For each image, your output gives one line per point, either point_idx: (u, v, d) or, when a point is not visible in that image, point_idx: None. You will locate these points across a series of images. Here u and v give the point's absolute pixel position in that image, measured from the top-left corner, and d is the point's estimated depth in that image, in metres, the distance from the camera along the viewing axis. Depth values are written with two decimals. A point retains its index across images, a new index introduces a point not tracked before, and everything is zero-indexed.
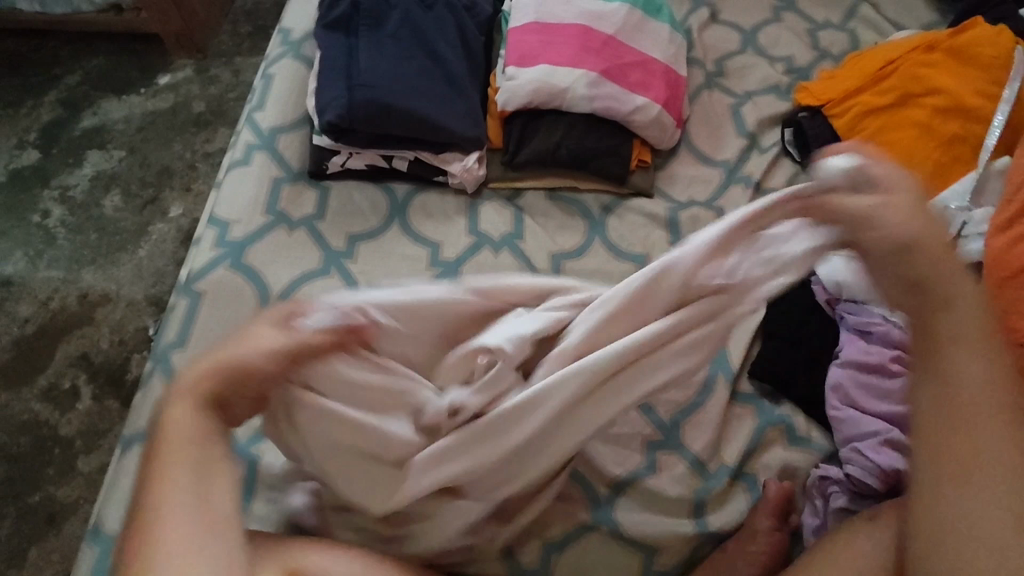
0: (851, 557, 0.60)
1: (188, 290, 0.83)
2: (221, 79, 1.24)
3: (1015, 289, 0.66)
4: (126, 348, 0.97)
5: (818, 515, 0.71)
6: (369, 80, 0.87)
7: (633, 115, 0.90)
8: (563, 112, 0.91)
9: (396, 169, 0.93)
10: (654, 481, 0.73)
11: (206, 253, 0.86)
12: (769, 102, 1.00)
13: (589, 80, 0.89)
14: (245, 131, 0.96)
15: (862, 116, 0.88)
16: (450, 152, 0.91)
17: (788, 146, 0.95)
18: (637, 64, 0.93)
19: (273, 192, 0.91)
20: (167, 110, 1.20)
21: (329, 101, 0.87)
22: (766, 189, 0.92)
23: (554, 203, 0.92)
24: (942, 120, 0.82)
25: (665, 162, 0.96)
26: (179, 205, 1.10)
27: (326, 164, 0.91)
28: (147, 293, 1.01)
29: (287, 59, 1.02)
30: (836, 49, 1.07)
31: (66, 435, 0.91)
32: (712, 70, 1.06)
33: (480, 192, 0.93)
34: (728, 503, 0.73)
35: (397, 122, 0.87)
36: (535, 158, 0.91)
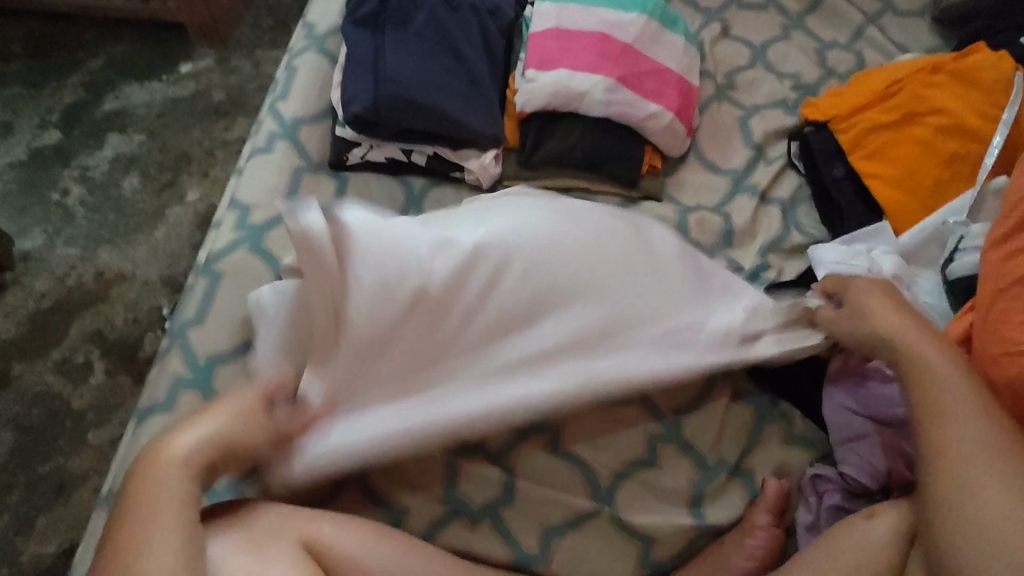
0: (849, 550, 0.64)
1: (207, 270, 0.85)
2: (241, 70, 1.27)
3: (1008, 300, 0.68)
4: (141, 326, 0.99)
5: (812, 512, 0.73)
6: (394, 75, 0.90)
7: (647, 121, 0.93)
8: (579, 115, 0.93)
9: (415, 164, 0.95)
10: (655, 473, 0.75)
11: (226, 236, 0.88)
12: (776, 116, 1.03)
13: (606, 85, 0.92)
14: (267, 119, 0.99)
15: (867, 132, 0.91)
16: (468, 149, 0.94)
17: (794, 159, 0.98)
18: (652, 73, 0.96)
19: (293, 181, 0.93)
20: (187, 97, 1.23)
21: (356, 93, 0.90)
22: (771, 198, 0.95)
23: None
24: (943, 139, 0.86)
25: (674, 169, 0.99)
26: (197, 190, 1.12)
27: (346, 155, 0.94)
28: (162, 273, 1.03)
29: (311, 53, 1.04)
30: (842, 69, 1.11)
31: (78, 408, 0.93)
32: (722, 82, 1.09)
33: (495, 189, 0.96)
34: (725, 497, 0.76)
35: (420, 117, 0.90)
36: (551, 158, 0.94)
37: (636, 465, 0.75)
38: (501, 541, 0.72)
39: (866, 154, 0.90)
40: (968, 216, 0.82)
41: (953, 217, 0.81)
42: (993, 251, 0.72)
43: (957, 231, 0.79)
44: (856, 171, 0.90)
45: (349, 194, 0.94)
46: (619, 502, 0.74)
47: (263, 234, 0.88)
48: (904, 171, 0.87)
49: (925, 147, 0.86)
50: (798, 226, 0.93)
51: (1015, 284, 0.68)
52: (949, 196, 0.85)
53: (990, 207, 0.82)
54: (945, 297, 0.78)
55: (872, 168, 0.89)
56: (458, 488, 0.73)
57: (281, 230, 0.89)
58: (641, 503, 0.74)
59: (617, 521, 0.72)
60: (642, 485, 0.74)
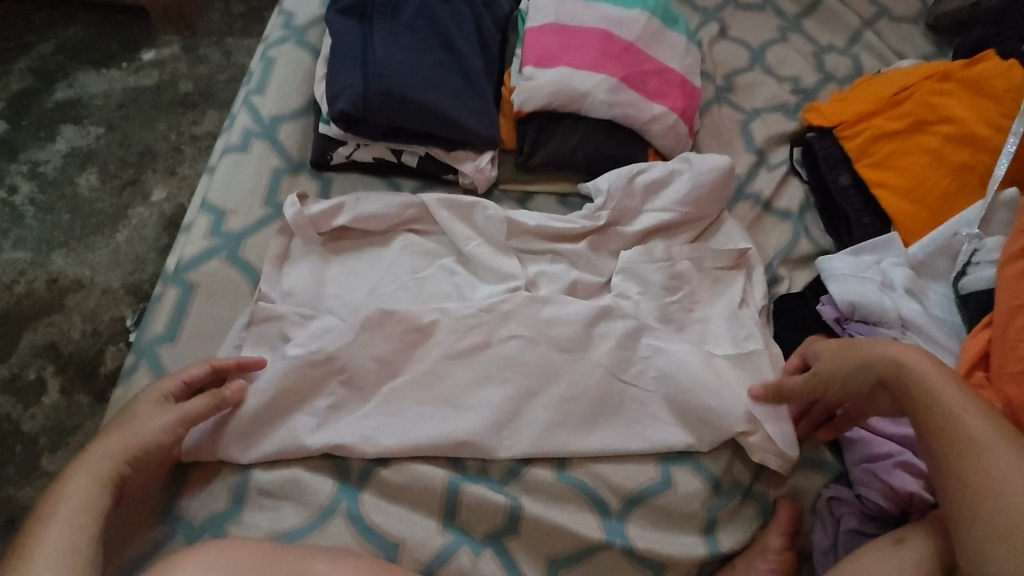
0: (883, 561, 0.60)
1: (177, 279, 0.78)
2: (210, 59, 1.18)
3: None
4: (101, 339, 0.90)
5: (829, 537, 0.70)
6: (385, 69, 0.83)
7: (650, 124, 0.88)
8: (581, 116, 0.88)
9: (406, 165, 0.89)
10: (668, 497, 0.69)
11: (198, 242, 0.80)
12: (777, 121, 1.02)
13: (610, 85, 0.87)
14: (243, 115, 0.92)
15: (874, 140, 0.89)
16: (463, 150, 0.88)
17: (797, 165, 0.96)
18: (656, 73, 0.92)
19: (273, 184, 0.86)
20: (150, 87, 1.14)
21: (343, 88, 0.83)
22: (774, 208, 0.93)
23: (564, 208, 0.90)
24: (952, 147, 0.84)
25: None
26: (162, 188, 1.03)
27: (330, 154, 0.88)
28: (125, 280, 0.94)
29: (290, 45, 0.98)
30: (841, 73, 1.09)
31: (29, 431, 0.84)
32: (722, 85, 1.07)
33: (490, 192, 0.90)
34: (738, 521, 0.72)
35: (413, 115, 0.83)
36: (551, 161, 0.88)
37: (648, 488, 0.70)
38: (503, 571, 0.66)
39: (873, 163, 0.88)
40: (980, 227, 0.80)
41: (965, 228, 0.79)
42: (1010, 264, 0.72)
43: (970, 244, 0.78)
44: (863, 180, 0.89)
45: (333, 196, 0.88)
46: (630, 532, 0.68)
47: (241, 241, 0.81)
48: (911, 180, 0.85)
49: (935, 155, 0.85)
50: (806, 233, 0.91)
51: None
52: (961, 207, 0.83)
53: (1001, 218, 0.80)
54: (955, 309, 0.78)
55: (879, 176, 0.87)
56: (457, 517, 0.67)
57: (263, 237, 0.81)
58: (652, 530, 0.69)
59: (628, 551, 0.67)
60: (655, 511, 0.69)
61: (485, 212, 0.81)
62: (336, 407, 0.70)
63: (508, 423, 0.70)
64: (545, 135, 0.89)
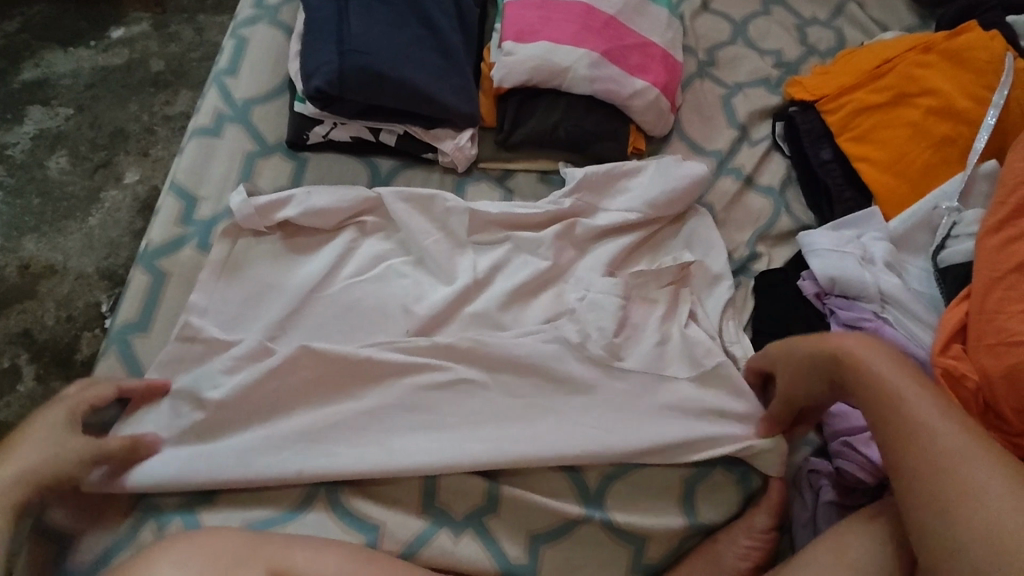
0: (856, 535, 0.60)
1: (147, 265, 0.78)
2: (182, 36, 1.15)
3: (1004, 287, 0.68)
4: (76, 325, 0.89)
5: (807, 509, 0.71)
6: (361, 46, 0.81)
7: (632, 99, 0.87)
8: (562, 91, 0.87)
9: (384, 144, 0.88)
10: (644, 471, 0.71)
11: (167, 227, 0.80)
12: (759, 95, 1.01)
13: (591, 60, 0.85)
14: (214, 96, 0.90)
15: (856, 113, 0.88)
16: (442, 128, 0.86)
17: (779, 140, 0.96)
18: (637, 47, 0.90)
19: (245, 167, 0.86)
20: (120, 66, 1.11)
21: (318, 66, 0.81)
22: (756, 184, 0.93)
23: (545, 186, 0.89)
24: (933, 120, 0.84)
25: (658, 149, 0.95)
26: (136, 170, 1.01)
27: (307, 134, 0.86)
28: (99, 265, 0.92)
29: (263, 23, 0.96)
30: (824, 46, 1.08)
31: (6, 420, 0.83)
32: (704, 59, 1.05)
33: (470, 171, 0.89)
34: (718, 494, 0.72)
35: (391, 92, 0.81)
36: (531, 138, 0.87)
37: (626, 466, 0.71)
38: (484, 550, 0.66)
39: (855, 136, 0.88)
40: (960, 200, 0.80)
41: (946, 201, 0.79)
42: (990, 236, 0.72)
43: (950, 217, 0.78)
44: (844, 154, 0.89)
45: (309, 176, 0.86)
46: (609, 507, 0.69)
47: (211, 227, 0.81)
48: (892, 154, 0.85)
49: (916, 128, 0.84)
50: (788, 209, 0.90)
51: (1011, 272, 0.69)
52: (942, 179, 0.83)
53: (980, 191, 0.80)
54: (934, 282, 0.78)
55: (861, 150, 0.87)
56: (438, 498, 0.68)
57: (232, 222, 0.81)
58: (632, 506, 0.70)
59: (608, 525, 0.68)
60: (631, 487, 0.70)
61: (445, 203, 0.82)
62: (314, 390, 0.71)
63: (484, 400, 0.72)
64: (524, 113, 0.87)
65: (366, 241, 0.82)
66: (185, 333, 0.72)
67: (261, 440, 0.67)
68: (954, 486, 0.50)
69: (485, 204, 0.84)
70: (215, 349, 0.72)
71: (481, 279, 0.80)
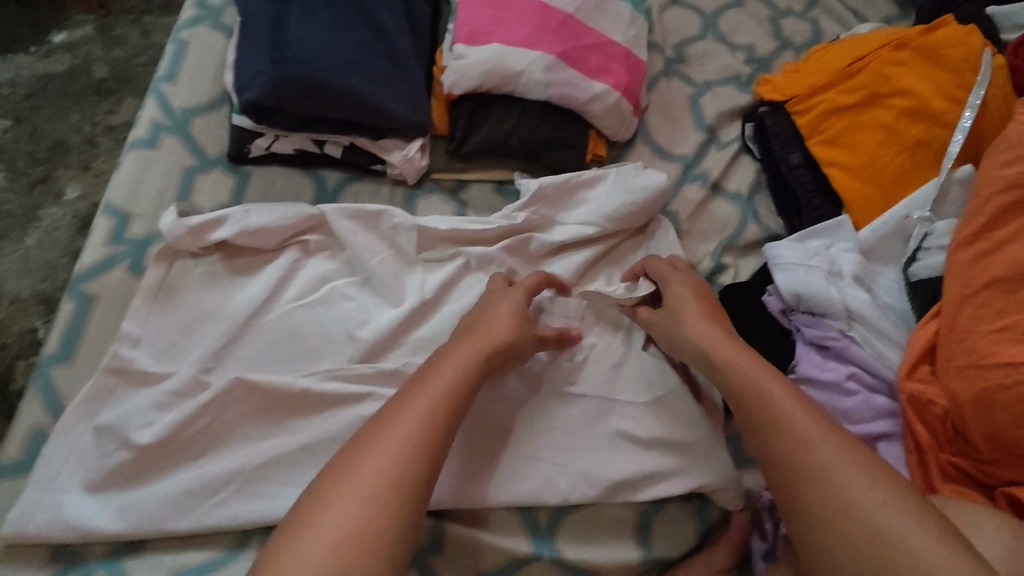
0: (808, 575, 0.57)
1: (73, 290, 0.73)
2: (128, 40, 1.10)
3: (973, 307, 0.65)
4: (9, 353, 0.85)
5: (767, 540, 0.69)
6: (301, 53, 0.77)
7: (590, 104, 0.82)
8: (515, 97, 0.82)
9: (329, 156, 0.83)
10: (599, 503, 0.67)
11: (96, 250, 0.76)
12: (729, 94, 0.96)
13: (545, 64, 0.80)
14: (150, 105, 0.85)
15: (827, 114, 0.84)
16: (390, 138, 0.82)
17: (748, 142, 0.91)
18: (596, 47, 0.85)
19: (184, 181, 0.81)
20: (62, 73, 1.06)
21: (252, 76, 0.77)
22: (723, 189, 0.88)
23: (500, 196, 0.85)
24: (907, 122, 0.79)
25: (621, 154, 0.90)
26: (77, 185, 0.97)
27: (247, 147, 0.81)
28: (36, 288, 0.89)
29: (204, 26, 0.90)
30: (798, 39, 1.03)
31: None
32: (671, 56, 1.00)
33: (421, 183, 0.85)
34: (675, 525, 0.69)
35: (331, 103, 0.77)
36: (483, 147, 0.82)
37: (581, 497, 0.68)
38: None
39: (825, 139, 0.83)
40: (934, 208, 0.76)
41: (917, 211, 0.75)
42: (961, 251, 0.68)
43: (921, 228, 0.74)
44: (814, 157, 0.84)
45: (250, 192, 0.82)
46: (560, 542, 0.66)
47: (145, 248, 0.76)
48: (863, 158, 0.81)
49: (888, 131, 0.80)
50: (756, 216, 0.86)
51: (980, 290, 0.65)
52: (915, 185, 0.79)
53: (955, 198, 0.76)
54: (904, 297, 0.74)
55: (830, 154, 0.83)
56: None
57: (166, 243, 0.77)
58: (584, 540, 0.67)
59: (559, 562, 0.65)
60: (584, 520, 0.67)
61: (392, 219, 0.78)
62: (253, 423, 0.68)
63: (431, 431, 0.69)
64: (474, 120, 0.83)
65: (310, 262, 0.78)
66: (113, 366, 0.68)
67: (196, 480, 0.64)
68: (815, 474, 0.54)
69: (433, 220, 0.79)
70: (145, 382, 0.69)
71: (429, 300, 0.75)
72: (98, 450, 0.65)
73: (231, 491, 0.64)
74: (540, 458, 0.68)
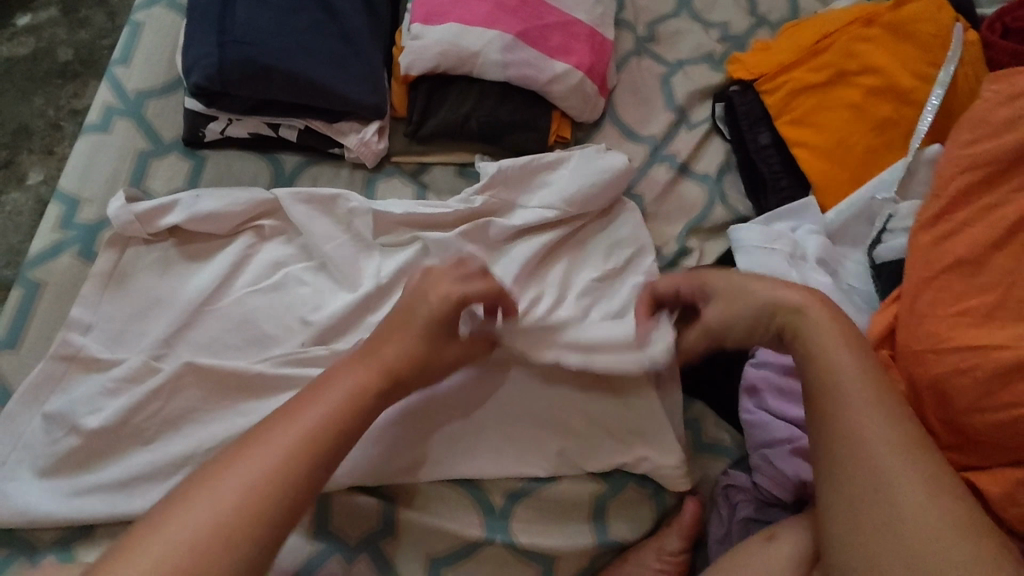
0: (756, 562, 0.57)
1: (23, 278, 0.73)
2: (93, 22, 1.08)
3: (935, 290, 0.63)
4: None
5: (724, 525, 0.67)
6: (245, 35, 0.75)
7: (551, 85, 0.80)
8: (474, 79, 0.81)
9: (285, 139, 0.81)
10: (553, 489, 0.66)
11: (46, 237, 0.76)
12: (700, 73, 0.94)
13: (503, 43, 0.78)
14: (103, 89, 0.84)
15: (795, 94, 0.82)
16: (347, 121, 0.80)
17: (719, 123, 0.89)
18: (557, 26, 0.83)
19: (137, 167, 0.80)
20: (26, 56, 1.04)
21: (197, 58, 0.75)
22: (691, 171, 0.86)
23: (461, 179, 0.83)
24: (874, 101, 0.77)
25: (587, 136, 0.88)
26: (39, 170, 0.96)
27: (202, 131, 0.80)
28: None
29: (161, 7, 0.89)
30: (774, 17, 1.00)
31: None
32: (643, 34, 0.98)
33: (381, 166, 0.83)
34: (632, 510, 0.67)
35: (282, 87, 0.76)
36: (442, 130, 0.81)
37: (534, 482, 0.66)
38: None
39: (793, 119, 0.81)
40: (899, 190, 0.74)
41: (882, 191, 0.74)
42: (922, 233, 0.66)
43: (885, 210, 0.72)
44: (782, 138, 0.82)
45: (206, 175, 0.81)
46: (513, 526, 0.65)
47: (96, 234, 0.76)
48: (831, 139, 0.79)
49: (856, 110, 0.78)
50: (723, 198, 0.84)
51: (942, 273, 0.63)
52: (880, 167, 0.77)
53: (921, 179, 0.75)
54: (869, 280, 0.73)
55: (799, 134, 0.81)
56: (330, 522, 0.63)
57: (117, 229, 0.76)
58: (538, 525, 0.65)
59: (511, 546, 0.64)
60: (537, 507, 0.65)
61: (348, 203, 0.77)
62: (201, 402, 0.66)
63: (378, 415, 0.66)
64: (432, 103, 0.81)
65: (265, 247, 0.77)
66: (62, 354, 0.68)
67: (140, 467, 0.63)
68: (885, 491, 0.48)
69: (392, 204, 0.78)
70: (94, 368, 0.68)
71: (385, 284, 0.74)
72: (45, 437, 0.64)
73: (184, 474, 0.63)
74: (493, 448, 0.66)
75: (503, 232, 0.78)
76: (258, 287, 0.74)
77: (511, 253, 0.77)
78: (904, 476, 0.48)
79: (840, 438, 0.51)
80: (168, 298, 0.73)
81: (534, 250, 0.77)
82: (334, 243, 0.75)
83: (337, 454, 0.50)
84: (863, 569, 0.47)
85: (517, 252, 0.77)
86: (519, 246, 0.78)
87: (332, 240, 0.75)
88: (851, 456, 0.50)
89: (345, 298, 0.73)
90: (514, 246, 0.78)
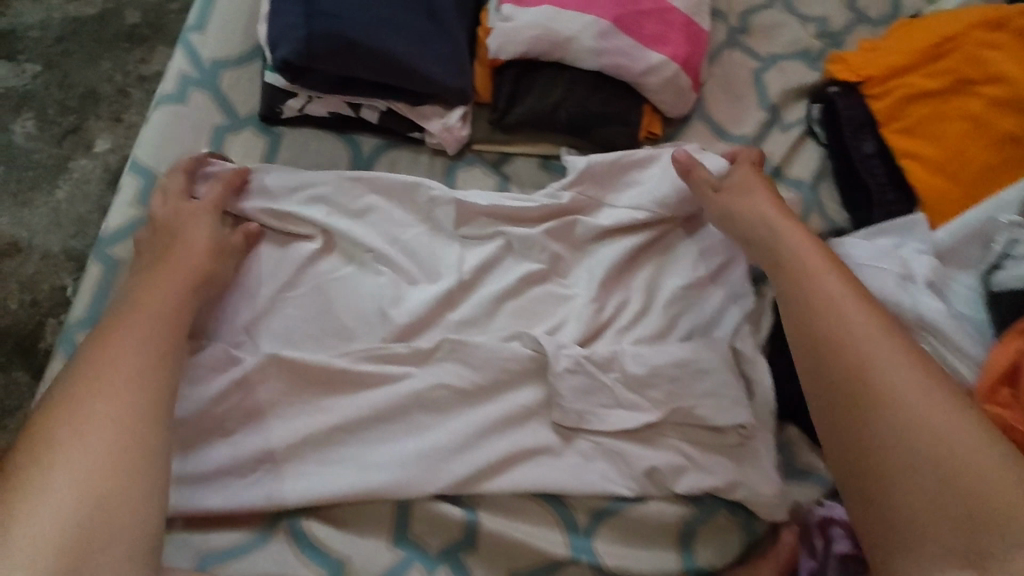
0: None
1: (100, 254, 0.72)
2: None
3: None
4: (40, 312, 0.87)
5: (815, 557, 0.66)
6: (332, 9, 0.72)
7: (645, 77, 0.75)
8: (566, 65, 0.76)
9: (364, 120, 0.78)
10: (640, 509, 0.64)
11: (121, 212, 0.74)
12: (796, 71, 0.89)
13: (599, 29, 0.73)
14: (177, 56, 0.81)
15: (906, 101, 0.78)
16: (429, 105, 0.76)
17: (815, 125, 0.84)
18: (654, 12, 0.77)
19: (214, 142, 0.78)
20: (94, 16, 1.02)
21: (283, 32, 0.71)
22: (785, 176, 0.82)
23: (545, 172, 0.79)
24: (997, 113, 0.73)
25: (676, 133, 0.84)
26: (107, 138, 0.95)
27: (279, 107, 0.77)
28: (66, 245, 0.89)
29: None
30: (875, 13, 0.94)
31: None
32: (736, 25, 0.93)
33: (462, 154, 0.80)
34: (722, 538, 0.65)
35: (366, 65, 0.71)
36: (529, 119, 0.76)
37: (622, 501, 0.64)
38: None
39: (903, 128, 0.77)
40: None
41: (1005, 214, 0.68)
42: None
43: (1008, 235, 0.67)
44: (889, 148, 0.78)
45: (282, 155, 0.78)
46: (599, 546, 0.63)
47: None
48: (945, 151, 0.74)
49: (975, 121, 0.74)
50: (820, 208, 0.80)
51: None
52: (999, 186, 0.72)
53: None
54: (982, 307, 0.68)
55: (908, 145, 0.76)
56: (411, 530, 0.62)
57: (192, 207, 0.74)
58: (623, 545, 0.64)
59: (598, 567, 0.62)
60: (623, 527, 0.64)
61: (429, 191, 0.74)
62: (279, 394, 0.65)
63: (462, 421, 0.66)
64: (519, 89, 0.76)
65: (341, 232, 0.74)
66: None
67: (218, 462, 0.62)
68: (877, 413, 0.55)
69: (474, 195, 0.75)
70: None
71: (467, 280, 0.72)
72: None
73: (264, 473, 0.62)
74: (575, 461, 0.66)
75: (589, 232, 0.75)
76: (339, 278, 0.72)
77: (597, 254, 0.74)
78: (905, 398, 0.54)
79: (840, 364, 0.58)
80: (246, 285, 0.71)
81: (619, 254, 0.74)
82: (417, 242, 0.74)
83: (158, 390, 0.57)
84: (868, 489, 0.54)
85: (603, 255, 0.74)
86: (604, 249, 0.75)
87: (416, 235, 0.73)
88: (843, 385, 0.57)
89: (425, 294, 0.71)
90: (599, 247, 0.75)
